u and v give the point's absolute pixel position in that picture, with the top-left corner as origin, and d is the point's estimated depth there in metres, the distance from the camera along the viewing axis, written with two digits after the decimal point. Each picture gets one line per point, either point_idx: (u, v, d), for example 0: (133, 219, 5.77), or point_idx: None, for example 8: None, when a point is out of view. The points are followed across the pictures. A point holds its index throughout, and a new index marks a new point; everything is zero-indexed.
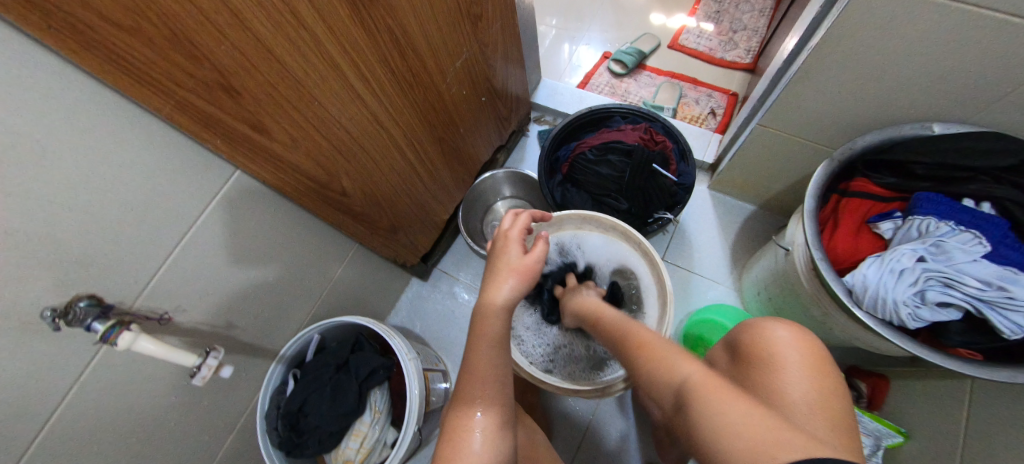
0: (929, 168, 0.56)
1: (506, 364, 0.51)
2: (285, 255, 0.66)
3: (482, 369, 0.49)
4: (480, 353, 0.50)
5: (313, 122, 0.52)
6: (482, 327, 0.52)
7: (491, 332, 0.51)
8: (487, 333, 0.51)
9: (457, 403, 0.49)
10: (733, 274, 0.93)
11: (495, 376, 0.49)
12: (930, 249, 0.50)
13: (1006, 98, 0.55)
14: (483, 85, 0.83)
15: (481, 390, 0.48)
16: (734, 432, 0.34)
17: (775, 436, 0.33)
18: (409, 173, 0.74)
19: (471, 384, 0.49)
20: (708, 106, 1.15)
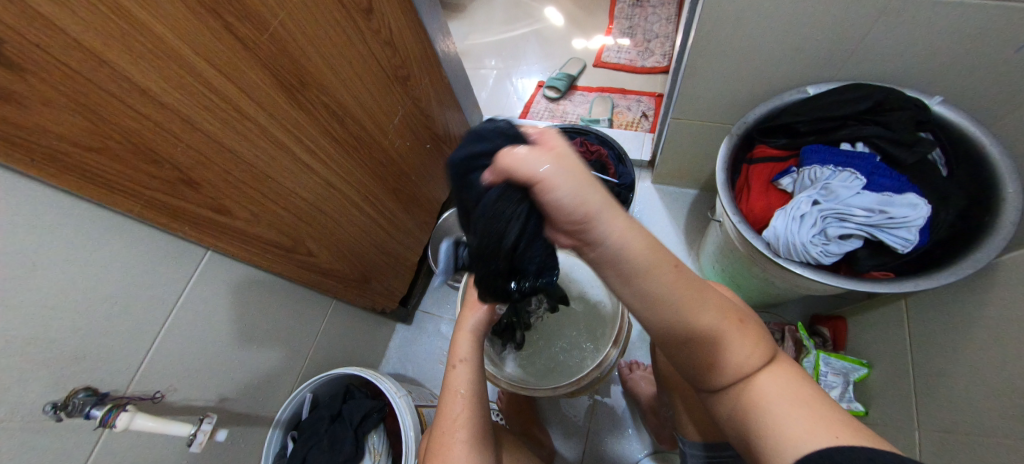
0: (809, 124, 0.64)
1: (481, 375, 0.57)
2: (265, 321, 0.70)
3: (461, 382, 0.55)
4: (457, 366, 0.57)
5: (270, 197, 0.59)
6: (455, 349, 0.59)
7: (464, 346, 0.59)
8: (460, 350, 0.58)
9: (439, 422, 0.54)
10: (692, 255, 0.99)
11: (473, 389, 0.55)
12: (821, 192, 0.57)
13: (854, 54, 0.64)
14: (425, 134, 0.92)
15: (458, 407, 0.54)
16: (800, 429, 0.37)
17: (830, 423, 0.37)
18: (370, 224, 0.81)
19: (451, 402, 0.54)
20: (639, 110, 1.26)
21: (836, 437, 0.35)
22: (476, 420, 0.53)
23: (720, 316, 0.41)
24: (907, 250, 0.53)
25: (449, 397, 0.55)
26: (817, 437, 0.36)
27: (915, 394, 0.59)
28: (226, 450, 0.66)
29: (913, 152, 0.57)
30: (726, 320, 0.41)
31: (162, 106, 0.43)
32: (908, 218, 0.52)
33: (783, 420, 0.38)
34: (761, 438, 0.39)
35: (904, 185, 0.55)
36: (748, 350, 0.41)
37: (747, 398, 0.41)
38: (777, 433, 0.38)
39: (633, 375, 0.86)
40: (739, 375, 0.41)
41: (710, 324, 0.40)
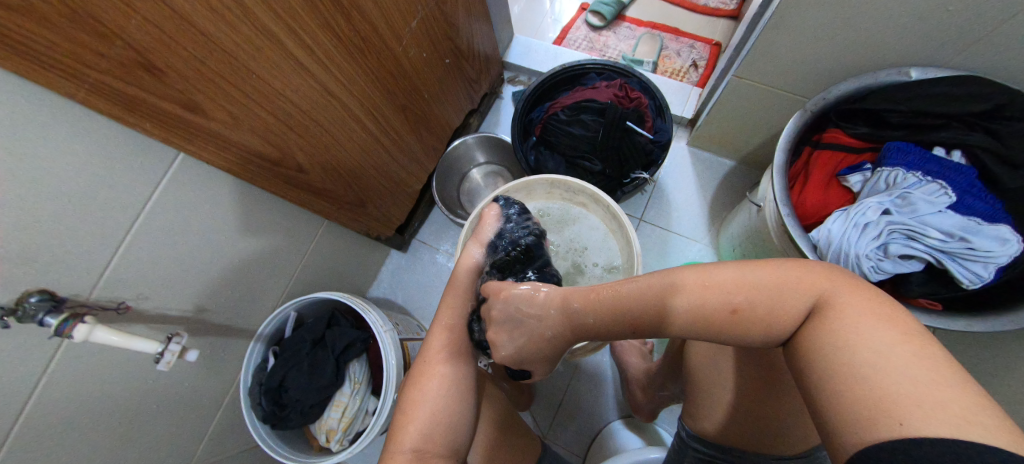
0: (901, 116, 0.54)
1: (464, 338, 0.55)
2: (248, 237, 0.64)
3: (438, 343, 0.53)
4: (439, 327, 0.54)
5: (252, 96, 0.49)
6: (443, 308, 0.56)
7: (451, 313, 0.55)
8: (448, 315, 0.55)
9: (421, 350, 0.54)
10: (711, 232, 0.92)
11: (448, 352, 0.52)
12: (896, 201, 0.49)
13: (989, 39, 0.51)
14: (446, 46, 0.78)
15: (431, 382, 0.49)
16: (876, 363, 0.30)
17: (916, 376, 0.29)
18: (370, 143, 0.71)
19: (422, 378, 0.50)
20: (690, 58, 1.09)
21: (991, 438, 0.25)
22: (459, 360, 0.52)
23: (730, 273, 0.39)
24: (973, 287, 0.47)
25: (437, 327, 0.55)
26: (948, 413, 0.27)
27: None
28: (204, 360, 0.64)
29: (1019, 176, 0.48)
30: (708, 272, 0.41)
31: None
32: (990, 253, 0.45)
33: (898, 374, 0.29)
34: (859, 408, 0.30)
35: (998, 214, 0.48)
36: (809, 289, 0.36)
37: (826, 342, 0.33)
38: (884, 396, 0.29)
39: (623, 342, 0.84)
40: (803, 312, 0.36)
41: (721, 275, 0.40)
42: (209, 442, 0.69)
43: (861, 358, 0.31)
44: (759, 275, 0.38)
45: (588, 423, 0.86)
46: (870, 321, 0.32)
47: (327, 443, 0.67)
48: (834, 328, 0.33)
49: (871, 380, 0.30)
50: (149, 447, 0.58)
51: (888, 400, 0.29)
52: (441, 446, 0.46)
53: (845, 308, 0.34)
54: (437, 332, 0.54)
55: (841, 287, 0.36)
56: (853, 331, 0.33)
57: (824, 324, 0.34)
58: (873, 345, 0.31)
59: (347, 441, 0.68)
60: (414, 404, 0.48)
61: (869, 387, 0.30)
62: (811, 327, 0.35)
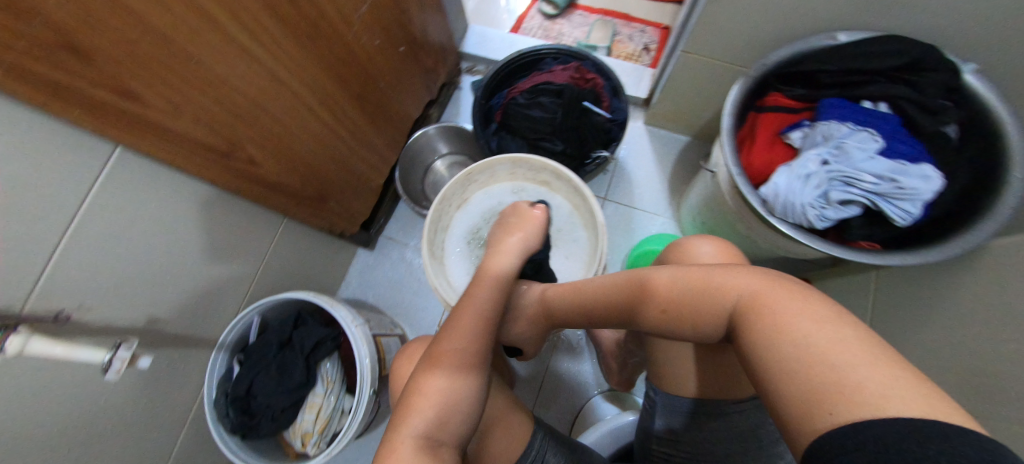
0: (833, 76, 0.59)
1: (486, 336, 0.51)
2: (201, 241, 0.61)
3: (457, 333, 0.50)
4: (461, 320, 0.51)
5: (192, 82, 0.46)
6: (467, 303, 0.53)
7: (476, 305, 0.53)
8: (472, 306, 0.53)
9: (440, 335, 0.50)
10: (673, 205, 0.96)
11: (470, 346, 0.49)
12: (833, 152, 0.53)
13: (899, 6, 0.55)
14: (398, 33, 0.77)
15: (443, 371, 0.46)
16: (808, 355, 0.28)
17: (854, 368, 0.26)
18: (326, 134, 0.69)
19: (434, 367, 0.46)
20: (641, 42, 1.13)
21: (916, 409, 0.23)
22: (485, 346, 0.50)
23: (666, 273, 0.42)
24: (904, 223, 0.51)
25: (465, 310, 0.52)
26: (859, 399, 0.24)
27: None
28: (160, 374, 0.60)
29: (935, 120, 0.54)
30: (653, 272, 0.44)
31: None
32: (914, 190, 0.50)
33: (816, 363, 0.27)
34: (795, 408, 0.27)
35: (919, 155, 0.52)
36: (731, 284, 0.36)
37: (757, 333, 0.31)
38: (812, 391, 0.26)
39: None
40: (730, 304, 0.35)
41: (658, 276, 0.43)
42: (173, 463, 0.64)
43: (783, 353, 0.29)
44: (685, 275, 0.40)
45: (571, 402, 0.87)
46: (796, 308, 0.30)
47: (303, 448, 0.64)
48: (758, 325, 0.32)
49: (803, 372, 0.27)
50: None
51: (817, 392, 0.26)
52: (451, 436, 0.42)
53: (765, 303, 0.32)
54: (462, 320, 0.51)
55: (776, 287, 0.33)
56: (785, 324, 0.30)
57: (748, 323, 0.33)
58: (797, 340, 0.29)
59: (325, 443, 0.65)
60: (422, 392, 0.44)
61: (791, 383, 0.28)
62: (739, 327, 0.34)
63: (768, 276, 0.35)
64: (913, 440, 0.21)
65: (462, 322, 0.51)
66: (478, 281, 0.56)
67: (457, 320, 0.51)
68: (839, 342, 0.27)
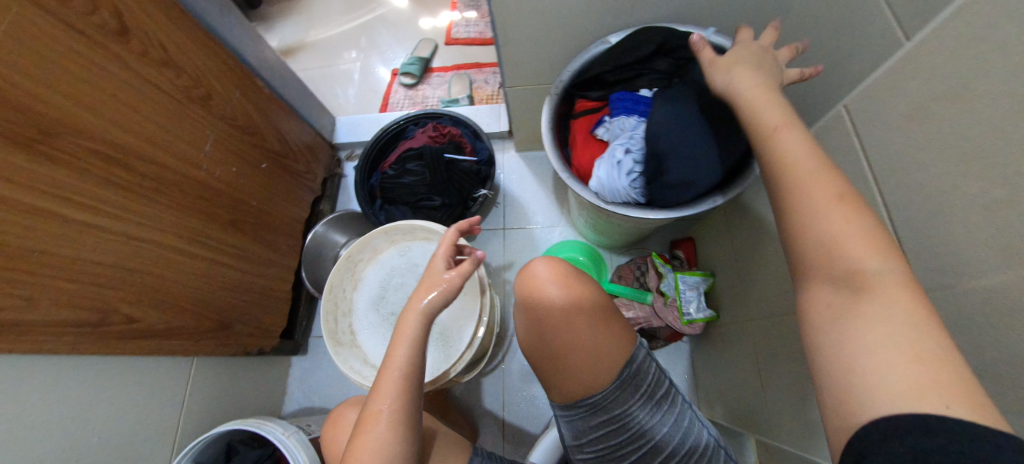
0: (614, 74, 0.67)
1: (416, 391, 0.51)
2: (107, 412, 0.61)
3: (384, 388, 0.49)
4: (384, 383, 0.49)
5: (40, 271, 0.50)
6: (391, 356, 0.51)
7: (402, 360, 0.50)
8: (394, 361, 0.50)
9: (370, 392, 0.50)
10: (564, 212, 1.04)
11: (396, 408, 0.49)
12: (632, 140, 0.61)
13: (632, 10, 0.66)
14: (255, 154, 0.83)
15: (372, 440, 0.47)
16: (859, 359, 0.32)
17: (905, 381, 0.29)
18: (208, 266, 0.73)
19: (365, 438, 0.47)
20: (496, 82, 1.25)
21: (946, 407, 0.27)
22: (409, 402, 0.49)
23: (821, 205, 0.36)
24: None
25: (386, 372, 0.50)
26: (908, 398, 0.28)
27: (743, 291, 0.69)
28: None
29: None
30: (813, 184, 0.37)
31: None
32: None
33: (871, 341, 0.32)
34: (829, 388, 0.33)
35: None
36: (867, 262, 0.33)
37: (832, 321, 0.34)
38: (844, 360, 0.33)
39: None
40: (838, 280, 0.34)
41: (803, 208, 0.37)
42: None
43: (840, 313, 0.34)
44: (827, 224, 0.35)
45: (533, 430, 0.88)
46: (887, 322, 0.31)
47: None
48: (830, 264, 0.35)
49: (837, 363, 0.33)
50: None
51: (853, 374, 0.32)
52: None
53: (858, 305, 0.33)
54: (386, 376, 0.50)
55: (896, 310, 0.32)
56: (846, 333, 0.33)
57: (828, 315, 0.35)
58: (892, 309, 0.32)
59: None
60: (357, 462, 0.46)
61: (847, 349, 0.33)
62: (828, 316, 0.35)
63: (900, 294, 0.32)
64: (925, 430, 0.27)
65: (383, 386, 0.49)
66: (397, 335, 0.52)
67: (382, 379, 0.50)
68: (911, 315, 0.31)
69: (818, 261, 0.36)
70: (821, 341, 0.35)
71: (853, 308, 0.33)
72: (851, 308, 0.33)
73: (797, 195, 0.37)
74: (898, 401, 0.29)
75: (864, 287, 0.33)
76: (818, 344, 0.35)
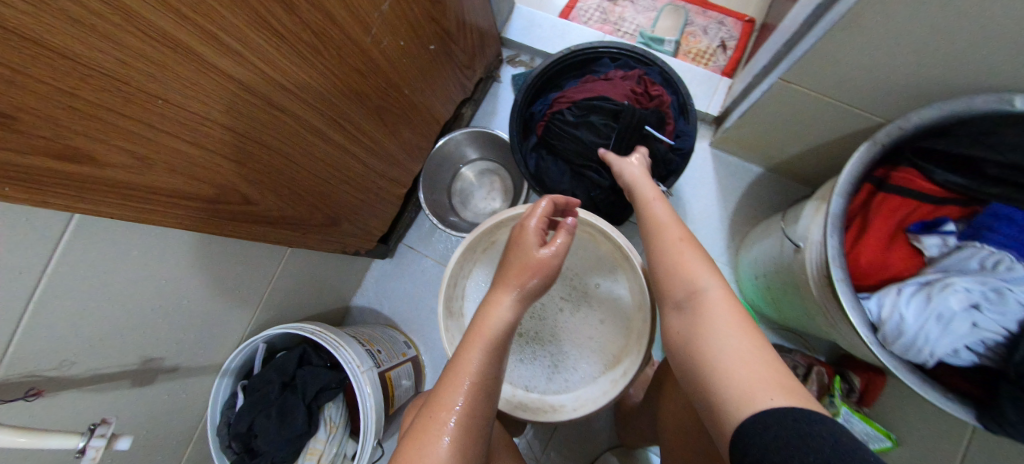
0: (1004, 169, 0.43)
1: (484, 406, 0.47)
2: (201, 273, 0.55)
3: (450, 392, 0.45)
4: (454, 385, 0.46)
5: (161, 126, 0.37)
6: (464, 361, 0.47)
7: (472, 367, 0.47)
8: (467, 368, 0.47)
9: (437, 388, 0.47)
10: (730, 248, 0.84)
11: (463, 418, 0.44)
12: (987, 293, 0.39)
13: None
14: (427, 29, 0.64)
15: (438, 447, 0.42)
16: (731, 372, 0.37)
17: (751, 382, 0.35)
18: (334, 153, 0.59)
19: (425, 445, 0.43)
20: (719, 37, 0.94)
21: (771, 398, 0.34)
22: (476, 417, 0.45)
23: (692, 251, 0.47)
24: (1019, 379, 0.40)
25: (455, 377, 0.46)
26: (760, 396, 0.34)
27: None
28: (164, 405, 0.58)
29: None
30: (669, 229, 0.50)
31: None
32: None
33: (716, 348, 0.39)
34: (723, 404, 0.36)
35: None
36: (707, 276, 0.44)
37: (695, 334, 0.41)
38: (717, 368, 0.38)
39: None
40: (690, 298, 0.44)
41: (677, 250, 0.47)
42: None
43: (687, 328, 0.43)
44: (676, 251, 0.48)
45: (581, 451, 0.82)
46: (722, 320, 0.41)
47: None
48: (680, 286, 0.45)
49: (720, 377, 0.37)
50: None
51: (722, 381, 0.37)
52: None
53: (708, 311, 0.42)
54: (456, 378, 0.46)
55: (733, 320, 0.40)
56: (721, 349, 0.39)
57: (698, 334, 0.41)
58: (710, 311, 0.42)
59: None
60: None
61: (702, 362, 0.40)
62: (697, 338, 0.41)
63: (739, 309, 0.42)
64: (818, 424, 0.30)
65: (449, 393, 0.46)
66: (472, 336, 0.49)
67: (448, 383, 0.47)
68: (733, 314, 0.41)
69: (683, 292, 0.45)
70: (693, 367, 0.41)
71: (705, 324, 0.41)
72: (700, 321, 0.42)
73: (661, 244, 0.49)
74: (770, 403, 0.33)
75: (702, 294, 0.43)
76: (681, 358, 0.43)
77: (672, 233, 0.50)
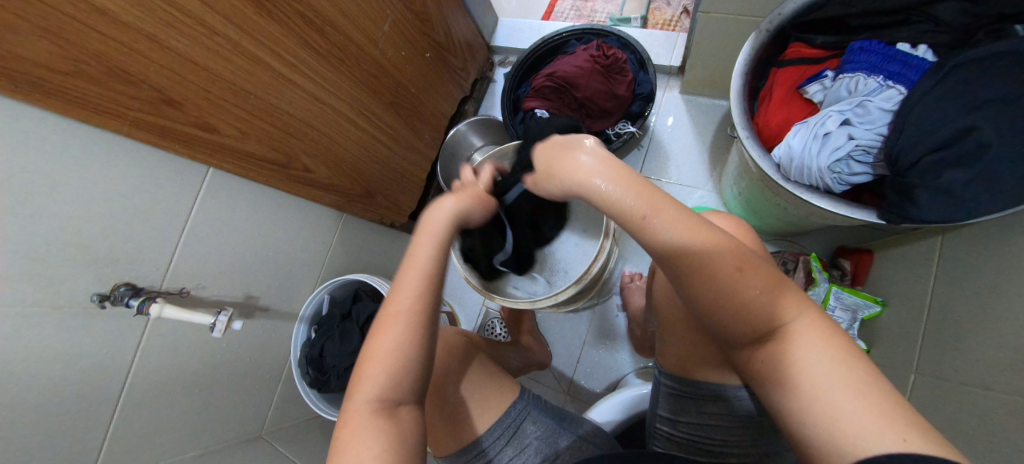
0: (862, 19, 0.50)
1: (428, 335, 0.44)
2: (284, 232, 0.78)
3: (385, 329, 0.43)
4: (390, 310, 0.44)
5: (255, 113, 0.60)
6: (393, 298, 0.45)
7: (410, 298, 0.44)
8: (398, 307, 0.44)
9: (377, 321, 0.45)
10: (714, 176, 0.91)
11: (401, 347, 0.42)
12: (855, 111, 0.47)
13: None
14: (422, 42, 0.87)
15: (375, 374, 0.42)
16: (838, 411, 0.33)
17: (848, 409, 0.33)
18: (365, 137, 0.81)
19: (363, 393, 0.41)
20: (680, 5, 1.06)
21: (904, 438, 0.30)
22: (410, 352, 0.42)
23: (719, 256, 0.41)
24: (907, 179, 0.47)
25: (391, 309, 0.44)
26: (872, 433, 0.31)
27: (923, 336, 0.55)
28: (263, 336, 0.79)
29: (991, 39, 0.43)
30: (723, 263, 0.40)
31: (125, 26, 0.42)
32: None
33: (811, 366, 0.36)
34: (814, 430, 0.34)
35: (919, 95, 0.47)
36: (783, 309, 0.39)
37: (776, 357, 0.38)
38: (803, 394, 0.36)
39: (630, 284, 0.88)
40: (767, 327, 0.39)
41: (738, 288, 0.39)
42: (277, 406, 0.84)
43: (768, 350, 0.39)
44: (734, 279, 0.39)
45: (599, 377, 0.91)
46: (811, 344, 0.37)
47: None
48: (749, 317, 0.39)
49: (811, 410, 0.35)
50: (231, 407, 0.73)
51: (805, 405, 0.35)
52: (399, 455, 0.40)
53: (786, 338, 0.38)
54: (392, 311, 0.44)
55: (812, 337, 0.38)
56: (803, 368, 0.36)
57: (774, 355, 0.38)
58: (798, 349, 0.37)
59: None
60: (360, 388, 0.42)
61: (784, 382, 0.37)
62: (776, 363, 0.38)
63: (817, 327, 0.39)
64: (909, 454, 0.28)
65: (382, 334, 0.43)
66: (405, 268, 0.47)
67: (383, 320, 0.44)
68: (817, 335, 0.38)
69: (747, 318, 0.40)
70: (774, 392, 0.39)
71: (789, 343, 0.38)
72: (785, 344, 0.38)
73: (701, 276, 0.41)
74: (878, 437, 0.31)
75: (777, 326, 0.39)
76: (764, 378, 0.40)
77: (705, 259, 0.41)
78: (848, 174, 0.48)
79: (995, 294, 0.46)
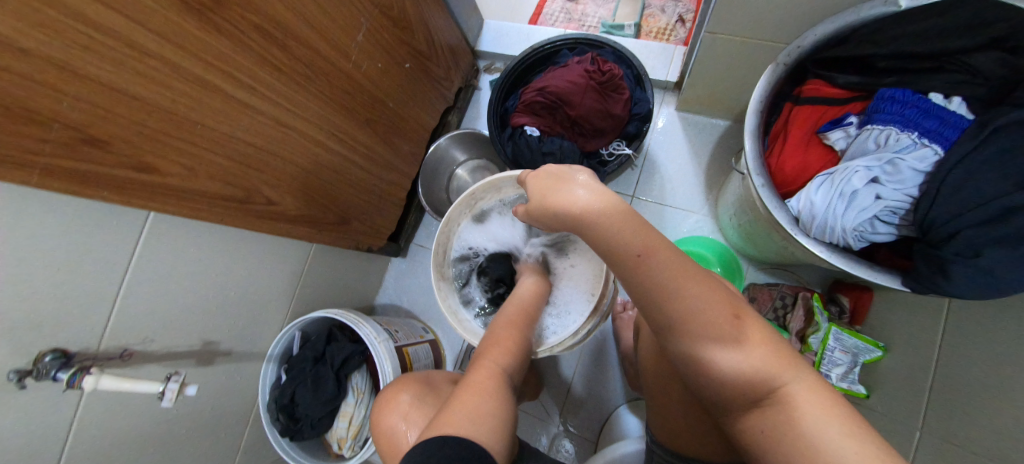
0: (889, 61, 0.50)
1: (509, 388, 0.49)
2: (246, 268, 0.69)
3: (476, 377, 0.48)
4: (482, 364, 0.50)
5: (204, 145, 0.51)
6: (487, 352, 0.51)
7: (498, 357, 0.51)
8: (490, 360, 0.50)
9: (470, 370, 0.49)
10: (709, 200, 0.88)
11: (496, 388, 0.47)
12: (885, 168, 0.47)
13: None
14: (402, 50, 0.78)
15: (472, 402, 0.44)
16: None
17: None
18: (336, 161, 0.73)
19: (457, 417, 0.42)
20: (675, 12, 1.01)
21: None
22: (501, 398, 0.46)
23: (707, 305, 0.37)
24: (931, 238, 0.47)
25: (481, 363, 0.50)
26: None
27: (929, 391, 0.54)
28: (226, 382, 0.71)
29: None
30: (716, 309, 0.37)
31: (29, 55, 0.33)
32: None
33: (823, 443, 0.32)
34: None
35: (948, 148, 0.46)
36: (777, 366, 0.35)
37: (776, 419, 0.34)
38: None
39: (624, 314, 0.84)
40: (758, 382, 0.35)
41: (730, 341, 0.36)
42: (244, 453, 0.77)
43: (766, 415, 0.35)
44: (728, 329, 0.36)
45: (590, 410, 0.87)
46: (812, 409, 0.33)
47: (340, 449, 0.74)
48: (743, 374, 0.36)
49: None
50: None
51: None
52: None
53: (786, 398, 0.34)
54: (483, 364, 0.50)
55: (815, 401, 0.34)
56: (811, 441, 0.32)
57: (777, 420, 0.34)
58: (801, 414, 0.33)
59: (358, 446, 0.74)
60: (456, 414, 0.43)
61: (790, 453, 0.33)
62: (779, 431, 0.34)
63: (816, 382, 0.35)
64: None
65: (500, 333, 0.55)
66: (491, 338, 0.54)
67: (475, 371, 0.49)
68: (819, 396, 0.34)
69: (741, 374, 0.36)
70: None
71: (789, 409, 0.34)
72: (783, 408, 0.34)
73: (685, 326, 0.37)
74: None
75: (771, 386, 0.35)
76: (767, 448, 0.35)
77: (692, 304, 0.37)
78: (873, 233, 0.48)
79: (1010, 361, 0.44)
